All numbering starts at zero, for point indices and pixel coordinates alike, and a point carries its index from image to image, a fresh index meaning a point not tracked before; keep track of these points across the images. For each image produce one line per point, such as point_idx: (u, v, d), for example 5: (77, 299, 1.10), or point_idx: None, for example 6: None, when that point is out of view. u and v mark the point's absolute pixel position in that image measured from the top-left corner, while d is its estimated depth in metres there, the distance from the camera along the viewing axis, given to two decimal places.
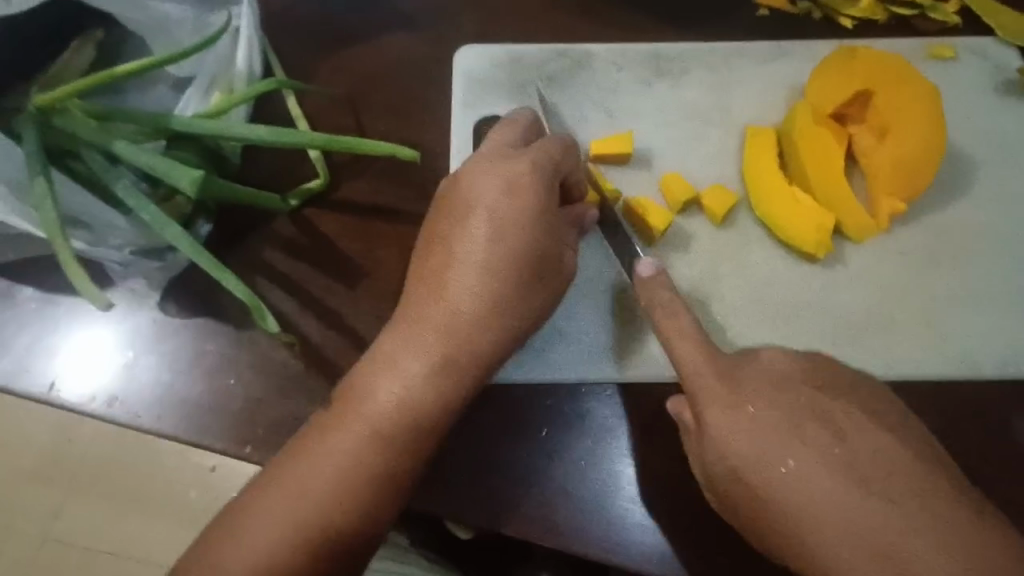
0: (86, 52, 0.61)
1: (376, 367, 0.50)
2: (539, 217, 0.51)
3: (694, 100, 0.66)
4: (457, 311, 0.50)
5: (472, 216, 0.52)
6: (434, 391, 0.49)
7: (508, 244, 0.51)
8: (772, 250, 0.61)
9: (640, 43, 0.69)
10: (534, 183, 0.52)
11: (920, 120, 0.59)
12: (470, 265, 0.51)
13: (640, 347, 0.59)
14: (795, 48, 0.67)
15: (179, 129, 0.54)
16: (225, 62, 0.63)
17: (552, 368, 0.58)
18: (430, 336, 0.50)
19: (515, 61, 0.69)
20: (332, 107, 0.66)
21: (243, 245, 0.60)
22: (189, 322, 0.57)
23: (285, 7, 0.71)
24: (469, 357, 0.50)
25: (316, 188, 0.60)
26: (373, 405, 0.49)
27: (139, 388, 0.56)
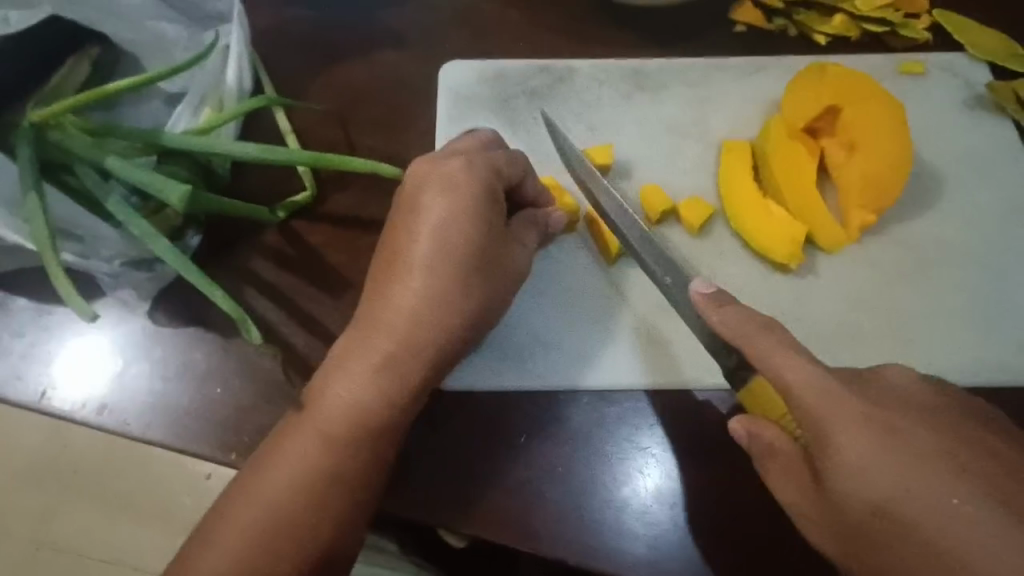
0: (80, 69, 0.64)
1: (328, 367, 0.52)
2: (481, 217, 0.54)
3: (673, 114, 0.68)
4: (405, 311, 0.52)
5: (418, 220, 0.54)
6: (383, 388, 0.51)
7: (452, 244, 0.53)
8: (747, 261, 0.62)
9: (621, 59, 0.71)
10: (472, 184, 0.54)
11: (887, 133, 0.61)
12: (415, 265, 0.53)
13: (617, 354, 0.60)
14: (770, 65, 0.69)
15: (168, 144, 0.56)
16: (215, 78, 0.65)
17: (529, 376, 0.59)
18: (379, 336, 0.52)
19: (500, 77, 0.71)
20: (320, 122, 0.68)
21: (231, 256, 0.62)
22: (178, 331, 0.59)
23: (275, 25, 0.73)
24: (416, 352, 0.52)
25: (303, 201, 0.62)
26: (325, 405, 0.51)
27: (128, 395, 0.57)
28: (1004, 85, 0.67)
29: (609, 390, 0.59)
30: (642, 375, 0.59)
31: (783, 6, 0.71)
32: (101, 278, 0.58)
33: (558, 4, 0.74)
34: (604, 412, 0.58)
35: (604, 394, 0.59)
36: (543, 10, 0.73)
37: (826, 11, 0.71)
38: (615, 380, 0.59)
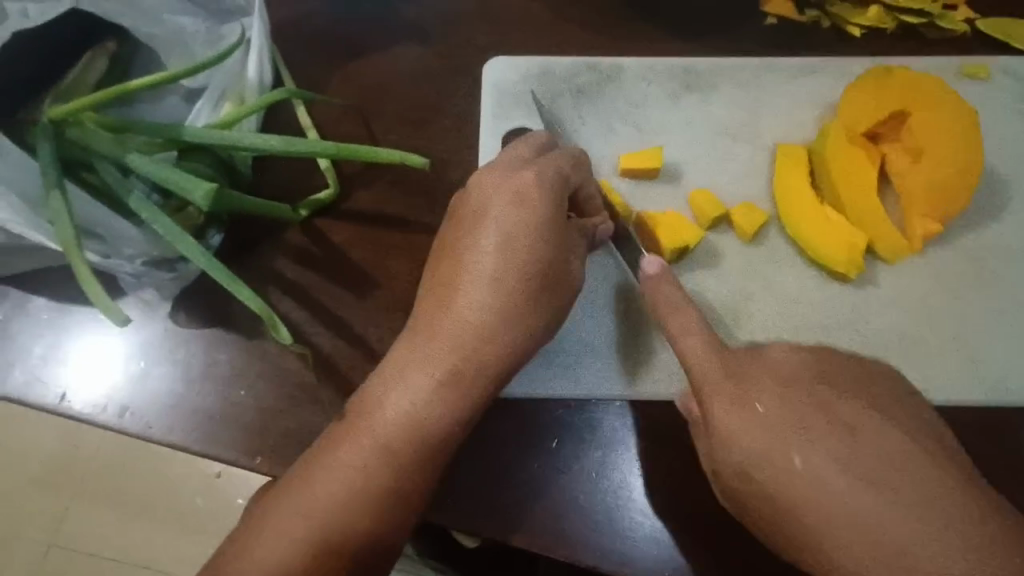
0: (97, 65, 0.62)
1: (385, 375, 0.51)
2: (551, 232, 0.51)
3: (724, 116, 0.66)
4: (467, 324, 0.50)
5: (482, 230, 0.52)
6: (446, 405, 0.49)
7: (520, 257, 0.51)
8: (803, 270, 0.60)
9: (671, 57, 0.69)
10: (544, 196, 0.52)
11: (964, 139, 0.58)
12: (481, 278, 0.51)
13: (664, 367, 0.58)
14: (819, 63, 0.67)
15: (191, 140, 0.54)
16: (236, 76, 0.63)
17: (580, 389, 0.57)
18: (441, 350, 0.50)
19: (545, 75, 0.68)
20: (342, 117, 0.67)
21: (253, 254, 0.60)
22: (201, 332, 0.57)
23: (296, 18, 0.71)
24: (479, 366, 0.50)
25: (327, 199, 0.61)
26: (382, 417, 0.49)
27: (151, 398, 0.56)
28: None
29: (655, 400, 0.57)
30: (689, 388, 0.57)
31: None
32: (122, 277, 0.56)
33: None
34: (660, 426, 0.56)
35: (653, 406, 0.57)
36: (568, 3, 0.72)
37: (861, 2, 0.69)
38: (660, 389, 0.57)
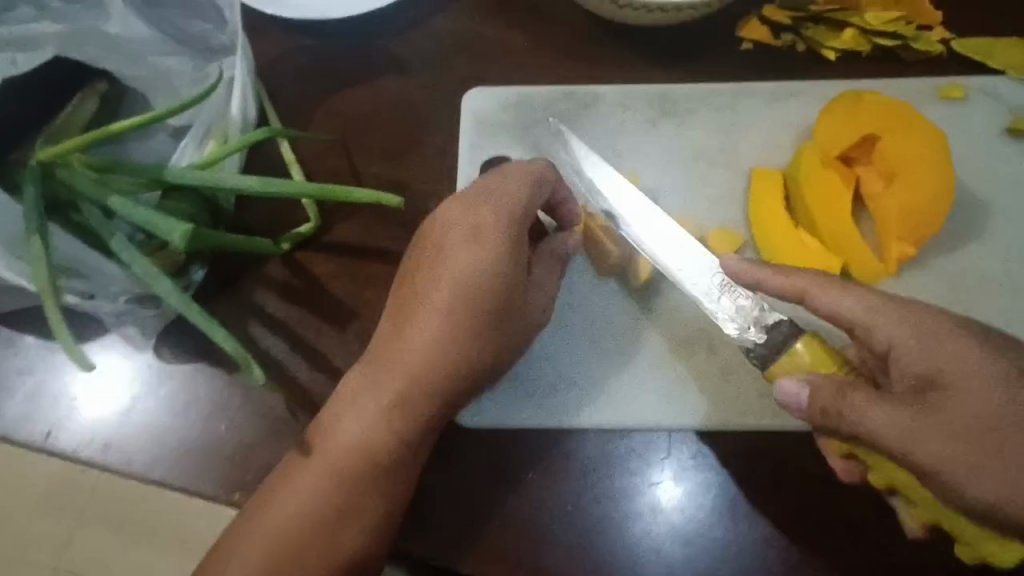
0: (86, 105, 0.64)
1: (341, 395, 0.53)
2: (505, 260, 0.52)
3: (701, 140, 0.66)
4: (419, 351, 0.52)
5: (439, 258, 0.53)
6: (396, 428, 0.51)
7: (472, 286, 0.52)
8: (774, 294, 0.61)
9: (646, 84, 0.70)
10: (499, 226, 0.53)
11: (929, 165, 0.58)
12: (434, 306, 0.52)
13: (642, 395, 0.59)
14: (802, 87, 0.67)
15: (173, 181, 0.56)
16: (220, 113, 0.65)
17: (550, 414, 0.58)
18: (392, 375, 0.52)
19: (524, 104, 0.70)
20: (325, 151, 0.68)
21: (235, 289, 0.61)
22: (183, 367, 0.58)
23: (281, 56, 0.73)
24: (425, 393, 0.52)
25: (308, 233, 0.61)
26: (336, 438, 0.52)
27: (137, 432, 0.57)
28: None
29: (673, 429, 0.58)
30: (712, 416, 0.58)
31: (790, 22, 0.70)
32: (105, 318, 0.57)
33: (561, 23, 0.73)
34: (645, 448, 0.57)
35: (657, 431, 0.58)
36: (548, 33, 0.73)
37: (836, 25, 0.69)
38: (679, 417, 0.58)
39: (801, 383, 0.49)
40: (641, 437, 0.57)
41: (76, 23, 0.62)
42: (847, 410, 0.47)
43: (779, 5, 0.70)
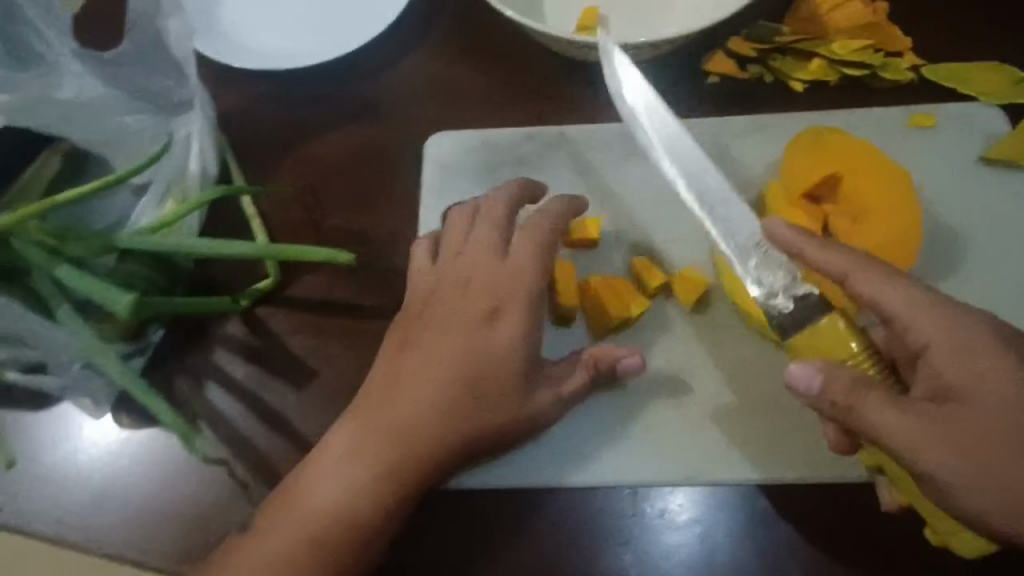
0: (52, 163, 0.64)
1: (317, 453, 0.53)
2: (518, 326, 0.53)
3: (665, 178, 0.65)
4: (413, 414, 0.52)
5: (449, 315, 0.54)
6: (379, 491, 0.51)
7: (476, 351, 0.52)
8: (741, 336, 0.59)
9: (611, 122, 0.68)
10: (518, 290, 0.54)
11: (894, 207, 0.55)
12: (434, 368, 0.52)
13: (628, 450, 0.57)
14: (767, 122, 0.66)
15: (127, 246, 0.56)
16: (180, 171, 0.65)
17: (537, 469, 0.57)
18: (383, 436, 0.51)
19: (487, 146, 0.69)
20: (288, 202, 0.67)
21: (194, 348, 0.60)
22: (141, 432, 0.57)
23: (243, 106, 0.72)
24: (405, 467, 0.51)
25: (267, 288, 0.61)
26: (315, 497, 0.51)
27: (90, 503, 0.56)
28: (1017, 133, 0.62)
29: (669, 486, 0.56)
30: (710, 470, 0.56)
31: (756, 54, 0.69)
32: (52, 390, 0.57)
33: (525, 63, 0.72)
34: (638, 505, 0.55)
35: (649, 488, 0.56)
36: (512, 73, 0.72)
37: (802, 55, 0.68)
38: (676, 474, 0.56)
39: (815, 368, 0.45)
40: (629, 492, 0.56)
41: (22, 88, 0.60)
42: (853, 407, 0.44)
43: (743, 39, 0.69)
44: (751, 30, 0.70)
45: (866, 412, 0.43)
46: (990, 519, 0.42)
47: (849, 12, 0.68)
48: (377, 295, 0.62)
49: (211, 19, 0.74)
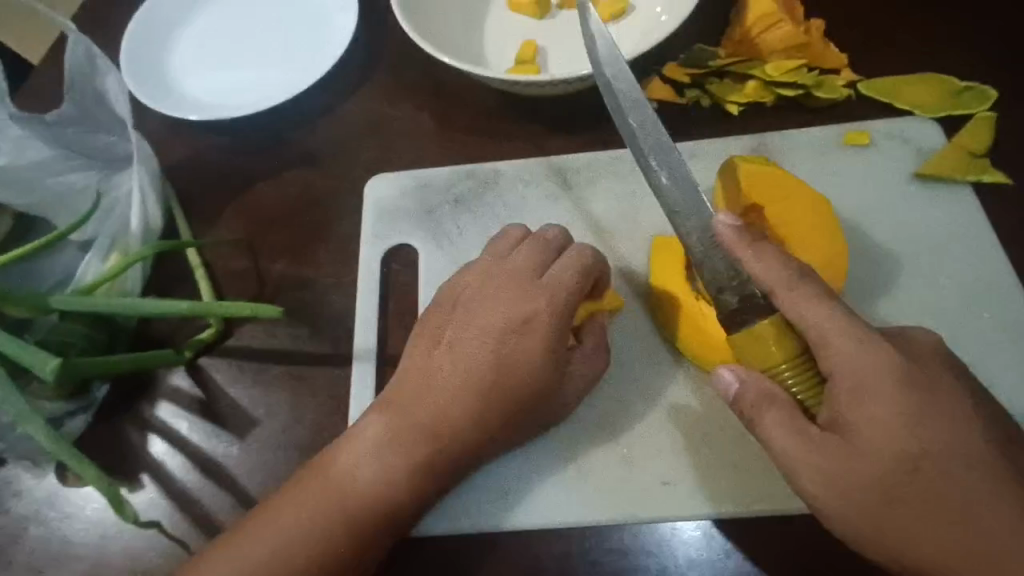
0: (1, 224, 0.65)
1: (264, 509, 0.52)
2: (492, 367, 0.52)
3: (600, 212, 0.65)
4: (374, 455, 0.52)
5: (433, 351, 0.54)
6: (334, 537, 0.50)
7: (446, 393, 0.52)
8: (677, 372, 0.58)
9: (543, 157, 0.69)
10: (497, 328, 0.53)
11: (818, 233, 0.56)
12: (405, 410, 0.53)
13: (584, 492, 0.55)
14: (700, 148, 0.66)
15: (61, 308, 0.56)
16: (123, 224, 0.67)
17: (499, 512, 0.55)
18: (347, 477, 0.51)
19: (423, 187, 0.69)
20: (233, 251, 0.68)
21: (136, 402, 0.61)
22: (85, 490, 0.58)
23: (192, 157, 0.74)
24: (358, 522, 0.50)
25: (208, 338, 0.61)
26: (268, 539, 0.50)
27: (35, 566, 0.56)
28: (951, 146, 0.62)
29: (616, 528, 0.53)
30: (657, 507, 0.53)
31: (690, 79, 0.68)
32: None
33: (466, 100, 0.73)
34: (599, 550, 0.53)
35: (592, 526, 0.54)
36: (454, 110, 0.73)
37: (738, 78, 0.68)
38: (623, 516, 0.53)
39: (735, 377, 0.47)
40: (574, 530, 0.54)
41: None
42: (755, 415, 0.45)
43: (678, 64, 0.69)
44: (688, 55, 0.69)
45: (764, 426, 0.45)
46: (920, 560, 0.42)
47: (782, 33, 0.66)
48: (320, 341, 0.63)
49: (161, 74, 0.76)
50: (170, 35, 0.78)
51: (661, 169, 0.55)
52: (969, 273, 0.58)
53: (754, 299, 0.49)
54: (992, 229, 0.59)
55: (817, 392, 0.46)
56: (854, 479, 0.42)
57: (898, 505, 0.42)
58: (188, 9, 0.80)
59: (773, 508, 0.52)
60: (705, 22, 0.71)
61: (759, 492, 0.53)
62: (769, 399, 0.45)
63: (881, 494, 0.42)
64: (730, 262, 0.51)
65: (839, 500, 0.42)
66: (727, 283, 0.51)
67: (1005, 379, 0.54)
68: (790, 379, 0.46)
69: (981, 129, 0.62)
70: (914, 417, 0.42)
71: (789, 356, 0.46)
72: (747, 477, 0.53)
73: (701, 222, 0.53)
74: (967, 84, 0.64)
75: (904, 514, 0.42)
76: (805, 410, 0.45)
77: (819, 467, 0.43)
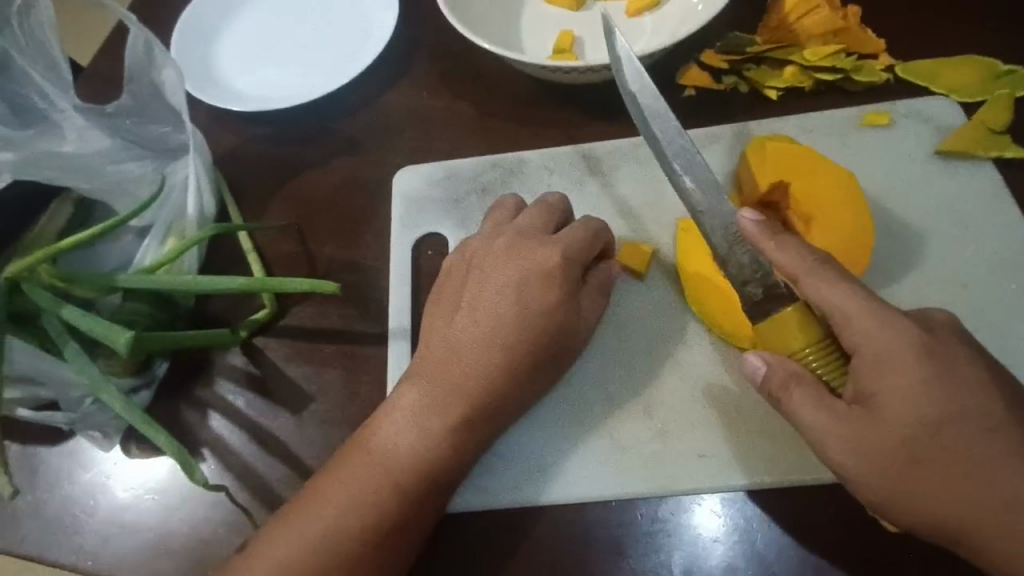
0: (64, 210, 0.68)
1: (307, 494, 0.52)
2: (515, 320, 0.54)
3: (627, 196, 0.66)
4: (410, 415, 0.53)
5: (455, 313, 0.56)
6: (380, 501, 0.50)
7: (473, 349, 0.54)
8: (705, 347, 0.58)
9: (573, 145, 0.70)
10: (516, 282, 0.55)
11: (844, 206, 0.56)
12: (436, 368, 0.54)
13: (619, 457, 0.55)
14: (721, 131, 0.66)
15: (129, 287, 0.59)
16: (179, 210, 0.68)
17: (537, 479, 0.55)
18: (388, 442, 0.52)
19: (450, 178, 0.71)
20: (282, 235, 0.70)
21: (196, 380, 0.63)
22: (152, 462, 0.60)
23: (240, 147, 0.76)
24: (405, 489, 0.51)
25: (264, 318, 0.64)
26: (318, 509, 0.50)
27: (101, 534, 0.58)
28: (969, 123, 0.63)
29: (658, 498, 0.53)
30: (691, 480, 0.53)
31: (729, 65, 0.69)
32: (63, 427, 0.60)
33: (505, 89, 0.74)
34: (644, 520, 0.53)
35: (632, 503, 0.53)
36: (494, 98, 0.74)
37: (776, 63, 0.69)
38: (664, 483, 0.53)
39: (761, 361, 0.47)
40: (612, 505, 0.54)
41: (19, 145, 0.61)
42: (784, 395, 0.45)
43: (715, 50, 0.70)
44: (726, 42, 0.70)
45: (790, 403, 0.45)
46: (967, 526, 0.42)
47: (820, 18, 0.67)
48: (367, 321, 0.64)
49: (209, 68, 0.79)
50: (216, 31, 0.81)
51: (684, 173, 0.55)
52: (1016, 246, 0.58)
53: (776, 289, 0.49)
54: None
55: (841, 372, 0.46)
56: (898, 441, 0.42)
57: (929, 468, 0.42)
58: (233, 6, 0.83)
59: (804, 479, 0.52)
60: (742, 9, 0.72)
61: (789, 464, 0.52)
62: (800, 373, 0.45)
63: (931, 456, 0.42)
64: (754, 254, 0.51)
65: (875, 465, 0.42)
66: (751, 275, 0.51)
67: None
68: (812, 360, 0.46)
69: (1001, 107, 0.62)
70: (966, 380, 0.43)
71: (811, 340, 0.46)
72: (775, 450, 0.53)
73: (724, 219, 0.53)
74: (1009, 68, 0.64)
75: (959, 476, 0.42)
76: (830, 390, 0.45)
77: (848, 438, 0.43)
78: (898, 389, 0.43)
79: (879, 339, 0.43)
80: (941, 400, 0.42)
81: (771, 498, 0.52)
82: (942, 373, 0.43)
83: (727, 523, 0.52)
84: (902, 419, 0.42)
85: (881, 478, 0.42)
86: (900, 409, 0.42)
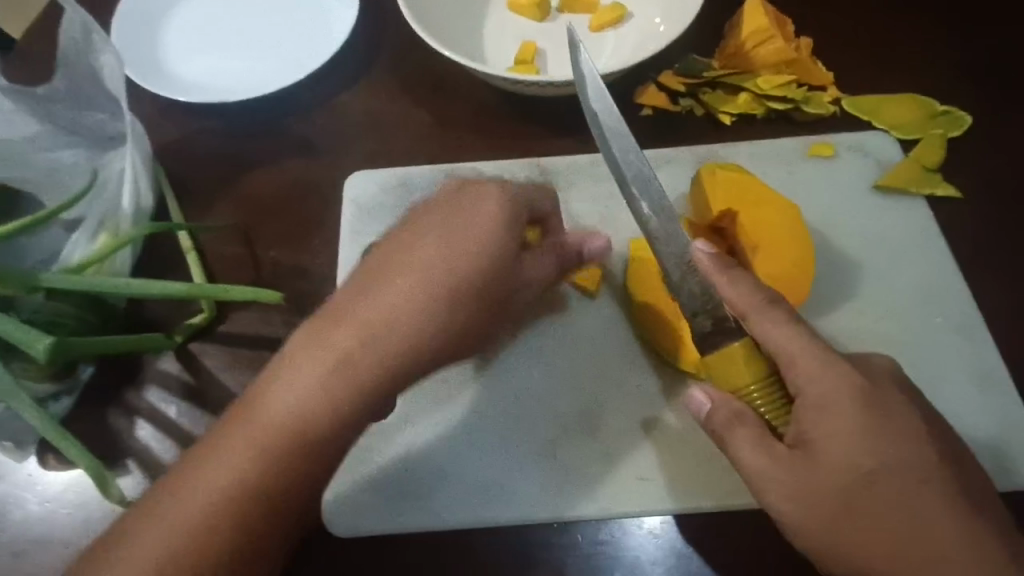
0: None
1: (197, 450, 0.43)
2: (464, 285, 0.46)
3: (578, 212, 0.67)
4: (319, 368, 0.43)
5: (395, 262, 0.46)
6: (269, 461, 0.42)
7: (409, 308, 0.45)
8: (650, 370, 0.59)
9: (529, 157, 0.70)
10: (484, 237, 0.47)
11: (788, 236, 0.57)
12: (362, 318, 0.44)
13: (545, 486, 0.55)
14: (673, 155, 0.67)
15: (51, 287, 0.54)
16: (113, 204, 0.64)
17: (450, 508, 0.55)
18: (289, 398, 0.43)
19: (404, 184, 0.70)
20: (226, 236, 0.67)
21: (121, 387, 0.60)
22: (71, 475, 0.57)
23: (185, 141, 0.73)
24: (280, 454, 0.42)
25: (200, 323, 0.61)
26: (204, 476, 0.42)
27: (13, 552, 0.54)
28: (906, 160, 0.65)
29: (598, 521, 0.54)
30: (631, 505, 0.54)
31: (685, 88, 0.70)
32: None
33: (465, 98, 0.74)
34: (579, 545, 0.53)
35: (575, 526, 0.54)
36: (452, 107, 0.73)
37: (731, 88, 0.70)
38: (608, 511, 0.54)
39: (706, 398, 0.46)
40: (553, 528, 0.54)
41: None
42: (727, 434, 0.45)
43: (673, 73, 0.71)
44: (683, 64, 0.71)
45: (733, 443, 0.45)
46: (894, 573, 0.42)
47: (774, 48, 0.69)
48: None
49: (154, 56, 0.75)
50: (161, 18, 0.77)
51: (641, 198, 0.53)
52: (948, 283, 0.61)
53: (726, 324, 0.49)
54: (965, 241, 0.62)
55: (783, 413, 0.46)
56: (834, 482, 0.42)
57: (861, 515, 0.42)
58: None
59: (741, 503, 0.53)
60: (700, 34, 0.74)
61: (727, 489, 0.54)
62: (743, 413, 0.45)
63: (864, 498, 0.43)
64: (704, 286, 0.51)
65: (804, 507, 0.43)
66: (701, 306, 0.50)
67: (978, 385, 0.57)
68: (757, 398, 0.46)
69: (933, 146, 0.65)
70: (898, 421, 0.44)
71: (756, 377, 0.47)
72: (716, 474, 0.54)
73: (680, 248, 0.52)
74: (945, 109, 0.67)
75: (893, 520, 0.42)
76: (772, 430, 0.46)
77: (786, 483, 0.43)
78: (831, 429, 0.43)
79: (826, 377, 0.44)
80: (869, 446, 0.43)
81: (707, 525, 0.53)
82: (870, 412, 0.44)
83: (666, 548, 0.52)
84: (839, 459, 0.42)
85: (819, 524, 0.43)
86: (830, 457, 0.43)
